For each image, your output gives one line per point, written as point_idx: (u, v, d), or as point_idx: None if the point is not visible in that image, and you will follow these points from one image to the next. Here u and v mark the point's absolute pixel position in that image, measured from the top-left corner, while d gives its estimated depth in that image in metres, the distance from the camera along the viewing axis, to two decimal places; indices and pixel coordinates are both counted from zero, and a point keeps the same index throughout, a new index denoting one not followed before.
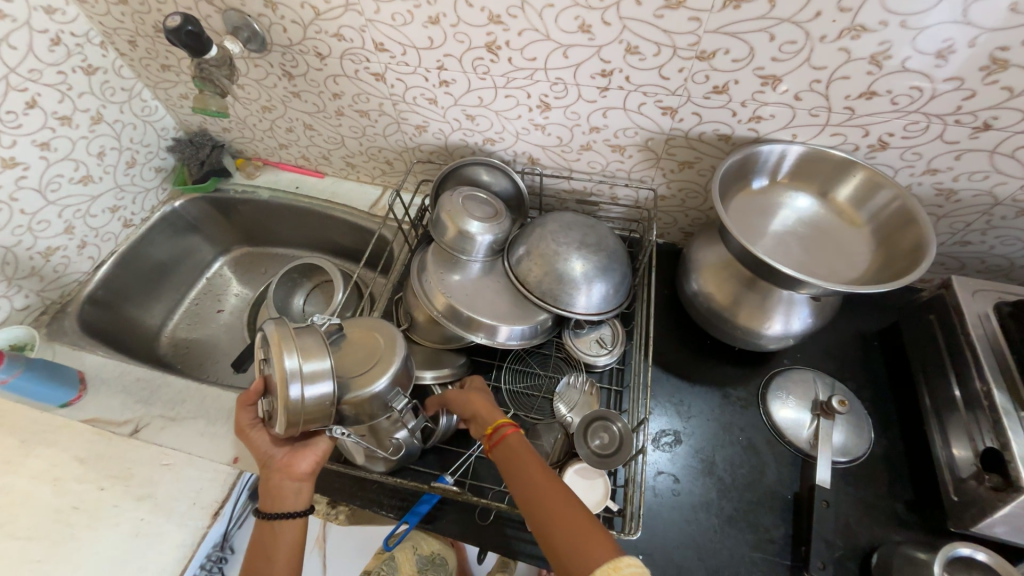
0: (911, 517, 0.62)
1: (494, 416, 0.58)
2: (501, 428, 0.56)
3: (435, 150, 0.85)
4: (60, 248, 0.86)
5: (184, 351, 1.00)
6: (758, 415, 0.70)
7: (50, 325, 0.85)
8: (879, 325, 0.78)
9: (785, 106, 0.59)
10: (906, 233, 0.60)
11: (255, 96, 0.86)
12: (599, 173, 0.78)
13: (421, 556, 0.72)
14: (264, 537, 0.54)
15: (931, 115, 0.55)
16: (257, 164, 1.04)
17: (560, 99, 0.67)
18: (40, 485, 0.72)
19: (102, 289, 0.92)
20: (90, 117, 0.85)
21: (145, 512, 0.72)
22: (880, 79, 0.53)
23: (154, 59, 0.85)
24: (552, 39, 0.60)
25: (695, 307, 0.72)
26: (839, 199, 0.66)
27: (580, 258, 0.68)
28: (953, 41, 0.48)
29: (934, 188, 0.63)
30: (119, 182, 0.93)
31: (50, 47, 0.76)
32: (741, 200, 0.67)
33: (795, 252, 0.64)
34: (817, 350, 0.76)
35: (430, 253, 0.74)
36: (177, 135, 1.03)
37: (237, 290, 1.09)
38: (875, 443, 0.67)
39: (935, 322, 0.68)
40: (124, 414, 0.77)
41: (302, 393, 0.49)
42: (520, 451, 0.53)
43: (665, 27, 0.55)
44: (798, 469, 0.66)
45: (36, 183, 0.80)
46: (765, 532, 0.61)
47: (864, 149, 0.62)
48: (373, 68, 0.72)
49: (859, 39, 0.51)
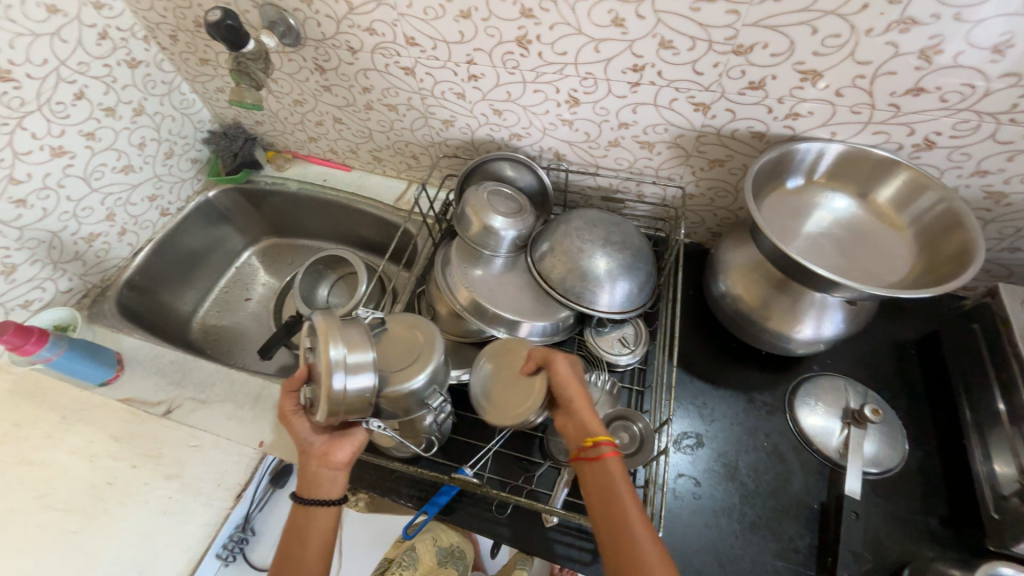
0: (946, 534, 0.59)
1: (594, 427, 0.53)
2: (603, 445, 0.51)
3: (461, 145, 0.85)
4: (102, 235, 0.90)
5: (214, 337, 1.03)
6: (785, 421, 0.68)
7: (91, 308, 0.89)
8: (916, 333, 0.75)
9: (825, 102, 0.57)
10: (952, 237, 0.57)
11: (288, 90, 0.88)
12: (626, 170, 0.77)
13: (441, 547, 0.72)
14: (298, 520, 0.56)
15: (983, 114, 0.52)
16: (287, 157, 1.07)
17: (589, 94, 0.66)
18: (77, 460, 0.75)
19: (140, 275, 0.96)
20: (133, 109, 0.88)
21: (173, 491, 0.74)
22: (929, 75, 0.51)
23: (194, 53, 0.88)
24: (583, 34, 0.59)
25: (721, 309, 0.71)
26: (880, 200, 0.63)
27: (604, 257, 0.67)
28: (1011, 35, 0.46)
29: (983, 190, 0.60)
30: (158, 172, 0.96)
31: (98, 41, 0.79)
32: (774, 199, 0.65)
33: (831, 255, 0.62)
34: (849, 357, 0.73)
35: (454, 247, 0.74)
36: (213, 128, 1.06)
37: (264, 280, 1.12)
38: (909, 456, 0.65)
39: (979, 332, 0.65)
40: (158, 395, 0.81)
41: (345, 384, 0.49)
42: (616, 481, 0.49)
43: (702, 20, 0.53)
44: (826, 479, 0.64)
45: (82, 172, 0.83)
46: (789, 541, 0.60)
47: (908, 149, 0.59)
48: (404, 62, 0.73)
49: (908, 33, 0.48)
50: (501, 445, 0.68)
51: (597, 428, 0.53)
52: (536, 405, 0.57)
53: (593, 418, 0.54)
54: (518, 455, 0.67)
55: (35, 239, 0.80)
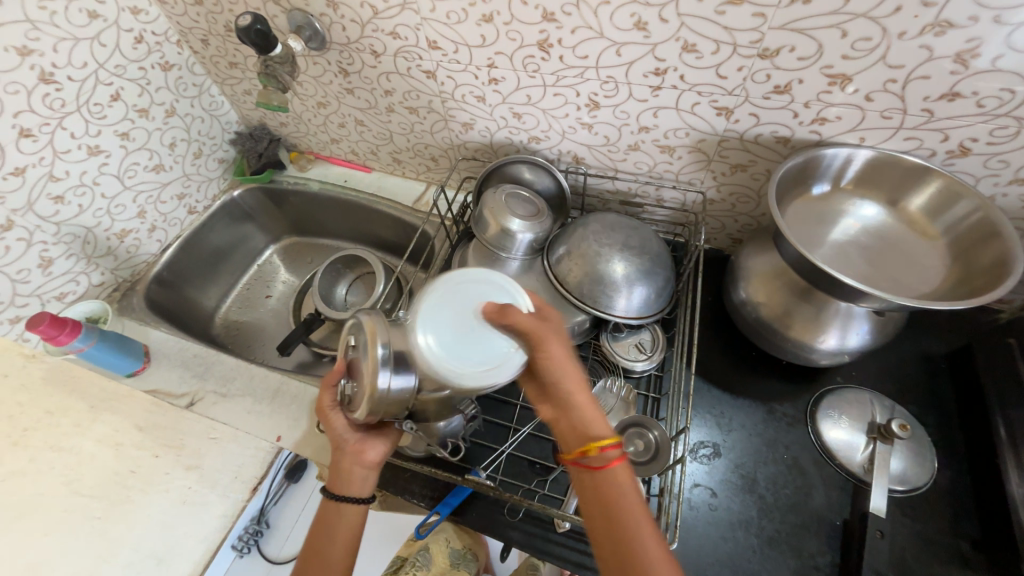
0: (977, 557, 0.57)
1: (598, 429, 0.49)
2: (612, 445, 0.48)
3: (480, 147, 0.86)
4: (133, 231, 0.93)
5: (235, 332, 1.06)
6: (806, 434, 0.66)
7: (121, 301, 0.92)
8: (947, 346, 0.72)
9: (853, 107, 0.56)
10: (986, 246, 0.55)
11: (312, 93, 0.90)
12: (646, 175, 0.76)
13: (454, 549, 0.73)
14: (328, 516, 0.57)
15: (1023, 120, 0.50)
16: (310, 158, 1.09)
17: (609, 97, 0.66)
18: (104, 448, 0.78)
19: (167, 270, 0.99)
20: (165, 110, 0.92)
21: (192, 481, 0.76)
22: (964, 79, 0.49)
23: (224, 57, 0.91)
24: (605, 37, 0.59)
25: (742, 316, 0.69)
26: (910, 208, 0.61)
27: (623, 261, 0.66)
28: None
29: (1022, 199, 0.58)
30: (186, 171, 0.99)
31: (134, 45, 0.83)
32: (799, 206, 0.63)
33: (858, 264, 0.60)
34: (875, 369, 0.71)
35: (471, 248, 0.75)
36: (239, 129, 1.09)
37: (285, 277, 1.15)
38: (938, 474, 0.62)
39: (1015, 347, 0.62)
40: (182, 387, 0.83)
41: (390, 384, 0.50)
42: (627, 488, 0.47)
43: (726, 23, 0.53)
44: (849, 494, 0.62)
45: (116, 170, 0.87)
46: (809, 558, 0.58)
47: (942, 155, 0.57)
48: (425, 66, 0.74)
49: (943, 36, 0.47)
50: (514, 448, 0.68)
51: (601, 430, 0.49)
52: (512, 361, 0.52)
53: (598, 414, 0.51)
54: (532, 459, 0.67)
55: (71, 234, 0.84)
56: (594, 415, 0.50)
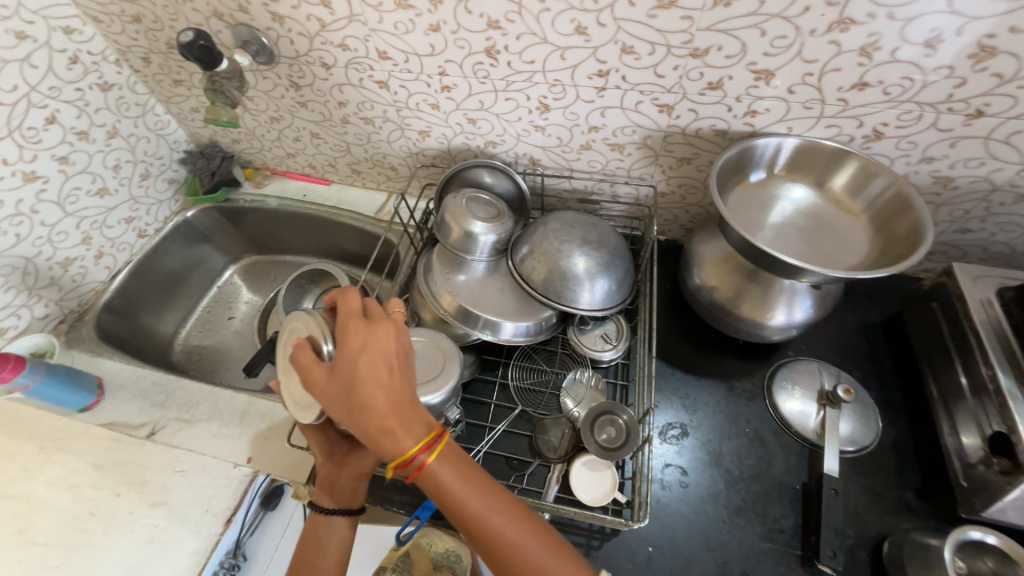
0: (922, 506, 0.62)
1: (392, 451, 0.46)
2: (414, 458, 0.46)
3: (438, 154, 0.87)
4: (78, 258, 0.89)
5: (197, 358, 1.02)
6: (764, 407, 0.70)
7: (68, 333, 0.88)
8: (882, 315, 0.78)
9: (779, 100, 0.60)
10: (902, 218, 0.61)
11: (263, 108, 0.89)
12: (600, 172, 0.80)
13: (436, 552, 0.66)
14: (317, 529, 0.57)
15: (923, 104, 0.56)
16: (266, 174, 1.07)
17: (558, 100, 0.69)
18: (58, 491, 0.73)
19: (118, 297, 0.95)
20: (107, 131, 0.88)
21: (159, 519, 0.72)
22: (871, 70, 0.54)
23: (167, 75, 0.88)
24: (549, 42, 0.62)
25: (698, 301, 0.73)
26: (835, 188, 0.67)
27: (582, 255, 0.69)
28: (940, 31, 0.50)
29: (932, 176, 0.64)
30: (134, 194, 0.96)
31: (69, 66, 0.79)
32: (739, 193, 0.68)
33: (796, 243, 0.65)
34: (822, 341, 0.76)
35: (435, 254, 0.76)
36: (189, 148, 1.06)
37: (247, 297, 1.12)
38: (883, 433, 0.67)
39: (938, 310, 0.68)
40: (140, 418, 0.80)
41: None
42: (453, 483, 0.47)
43: (659, 26, 0.56)
44: (806, 459, 0.66)
45: (56, 196, 0.83)
46: (774, 523, 0.61)
47: (860, 140, 0.63)
48: (377, 76, 0.75)
49: (848, 32, 0.52)
50: (491, 447, 0.69)
51: (397, 450, 0.46)
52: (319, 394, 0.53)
53: (388, 435, 0.46)
54: (509, 455, 0.68)
55: (9, 266, 0.79)
56: (383, 437, 0.46)
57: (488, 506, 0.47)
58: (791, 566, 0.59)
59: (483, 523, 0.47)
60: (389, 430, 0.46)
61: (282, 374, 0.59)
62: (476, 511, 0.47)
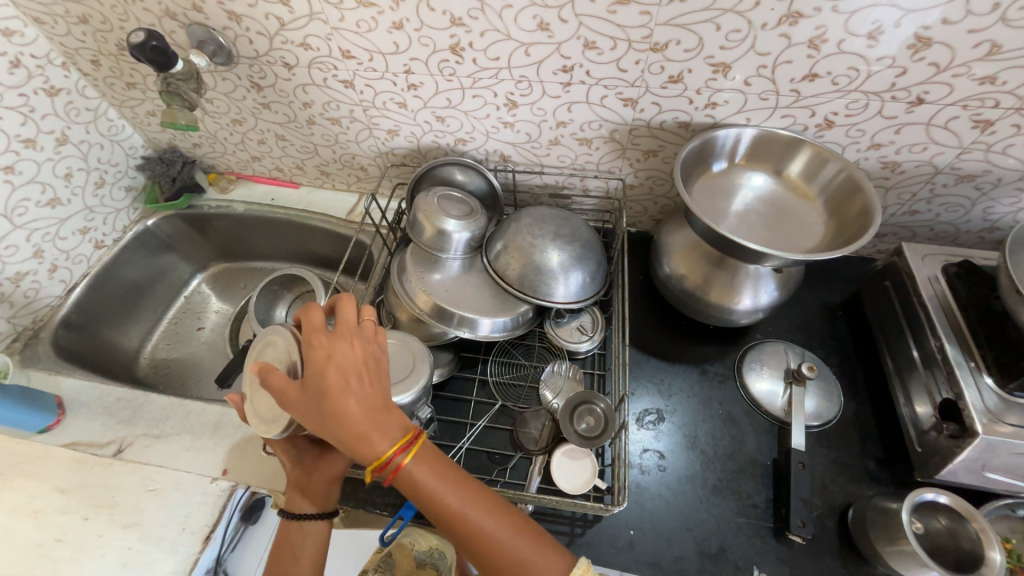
0: (883, 473, 0.65)
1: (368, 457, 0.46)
2: (391, 460, 0.46)
3: (408, 153, 0.86)
4: (30, 273, 0.85)
5: (165, 371, 0.99)
6: (735, 389, 0.73)
7: (23, 352, 0.83)
8: (842, 295, 0.82)
9: (737, 92, 0.62)
10: (854, 202, 0.64)
11: (224, 110, 0.86)
12: (570, 167, 0.81)
13: (421, 551, 0.67)
14: (290, 535, 0.56)
15: (869, 93, 0.59)
16: (231, 178, 1.04)
17: (525, 96, 0.69)
18: (19, 518, 0.70)
19: (77, 312, 0.91)
20: (56, 138, 0.84)
21: (132, 540, 0.69)
22: (820, 61, 0.57)
23: (119, 78, 0.85)
24: (513, 38, 0.62)
25: (668, 289, 0.75)
26: (792, 176, 0.69)
27: (555, 249, 0.70)
28: (881, 23, 0.52)
29: (880, 161, 0.68)
30: (88, 203, 0.91)
31: (10, 70, 0.75)
32: (703, 182, 0.70)
33: (757, 230, 0.67)
34: (787, 323, 0.79)
35: (409, 254, 0.75)
36: (146, 154, 1.02)
37: (217, 306, 1.09)
38: (845, 407, 0.71)
39: (891, 288, 0.72)
40: (107, 435, 0.77)
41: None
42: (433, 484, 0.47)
43: (619, 22, 0.58)
44: (776, 436, 0.69)
45: (3, 209, 0.78)
46: (748, 498, 0.64)
47: (813, 129, 0.66)
48: (341, 75, 0.74)
49: (797, 25, 0.54)
50: (472, 443, 0.69)
51: (373, 454, 0.46)
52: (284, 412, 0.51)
53: (364, 441, 0.46)
54: (490, 450, 0.68)
55: None
56: (359, 444, 0.46)
57: (468, 504, 0.47)
58: (765, 539, 0.61)
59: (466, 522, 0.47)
60: (368, 433, 0.46)
61: (249, 389, 0.57)
62: (458, 511, 0.47)
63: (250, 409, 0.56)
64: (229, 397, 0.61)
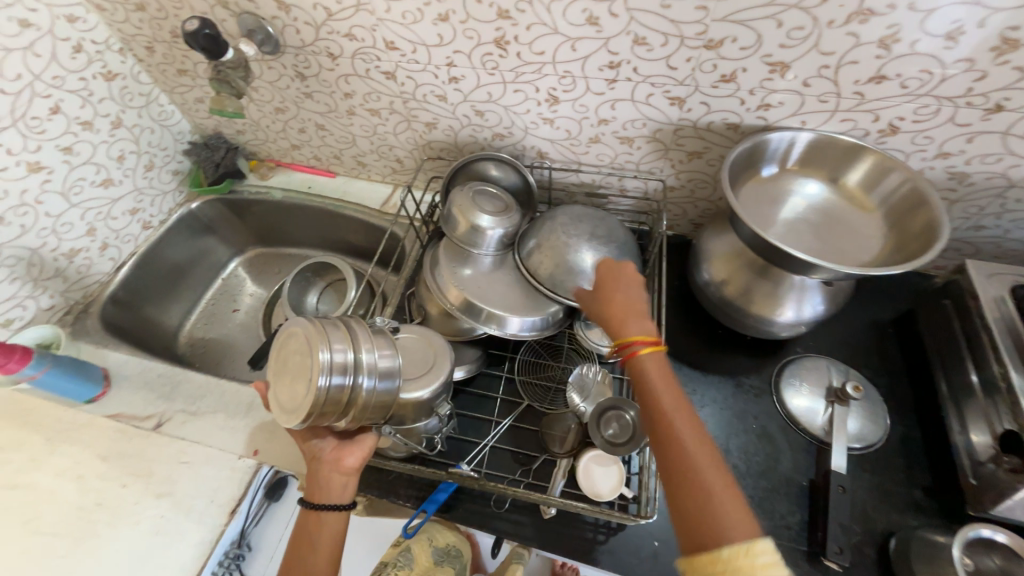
0: (929, 503, 0.61)
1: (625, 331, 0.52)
2: (635, 344, 0.50)
3: (445, 147, 0.86)
4: (83, 250, 0.89)
5: (202, 350, 1.02)
6: (772, 403, 0.70)
7: (74, 325, 0.88)
8: (892, 312, 0.78)
9: (794, 93, 0.59)
10: (917, 215, 0.60)
11: (269, 98, 0.88)
12: (608, 166, 0.79)
13: (437, 548, 0.68)
14: (308, 527, 0.56)
15: (942, 98, 0.55)
16: (271, 166, 1.06)
17: (568, 92, 0.68)
18: (65, 481, 0.74)
19: (123, 289, 0.95)
20: (111, 121, 0.87)
21: (165, 510, 0.72)
22: (889, 62, 0.53)
23: (172, 64, 0.87)
24: (560, 33, 0.60)
25: (706, 296, 0.73)
26: (849, 184, 0.66)
27: (590, 250, 0.68)
28: (962, 23, 0.49)
29: (946, 172, 0.63)
30: (138, 185, 0.95)
31: (73, 55, 0.79)
32: (751, 187, 0.67)
33: (807, 239, 0.64)
34: (831, 339, 0.76)
35: (442, 248, 0.75)
36: (193, 139, 1.05)
37: (252, 290, 1.12)
38: (891, 430, 0.67)
39: (950, 307, 0.68)
40: (148, 409, 0.80)
41: (329, 384, 0.48)
42: (674, 400, 0.45)
43: (673, 17, 0.55)
44: (814, 456, 0.65)
45: (60, 187, 0.82)
46: (780, 518, 0.61)
47: (874, 134, 0.62)
48: (384, 66, 0.74)
49: (867, 23, 0.51)
50: (497, 441, 0.69)
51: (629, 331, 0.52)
52: (307, 399, 0.48)
53: (628, 322, 0.53)
54: (515, 449, 0.68)
55: (14, 257, 0.79)
56: (623, 324, 0.53)
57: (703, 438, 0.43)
58: (796, 562, 0.59)
59: (694, 446, 0.42)
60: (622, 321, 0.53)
61: (271, 375, 0.54)
62: (687, 436, 0.43)
63: (272, 397, 0.53)
64: (256, 385, 0.60)
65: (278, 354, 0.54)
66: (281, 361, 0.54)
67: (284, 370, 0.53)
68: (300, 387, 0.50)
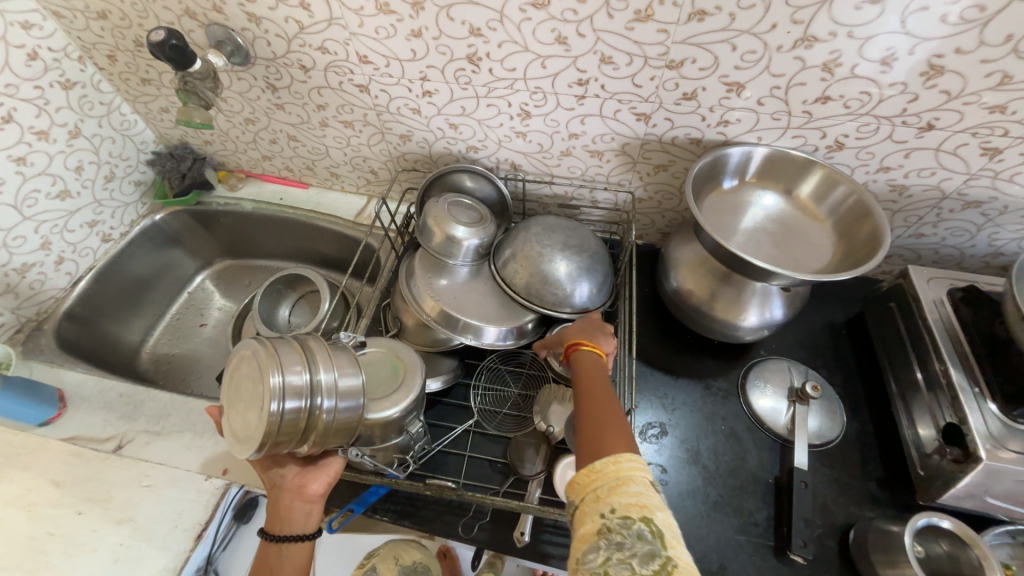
0: (883, 495, 0.65)
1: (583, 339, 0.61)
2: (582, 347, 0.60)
3: (420, 159, 0.87)
4: (37, 264, 0.85)
5: (166, 367, 0.98)
6: (739, 405, 0.73)
7: (26, 344, 0.83)
8: (846, 315, 0.83)
9: (750, 110, 0.63)
10: (863, 224, 0.65)
11: (238, 109, 0.87)
12: (580, 178, 0.81)
13: (403, 566, 0.69)
14: (270, 557, 0.54)
15: (881, 118, 0.60)
16: (240, 177, 1.04)
17: (539, 107, 0.70)
18: (14, 511, 0.69)
19: (80, 305, 0.91)
20: (68, 131, 0.84)
21: (125, 536, 0.69)
22: (833, 84, 0.58)
23: (134, 73, 0.85)
24: (530, 50, 0.63)
25: (675, 303, 0.75)
26: (802, 196, 0.70)
27: (563, 259, 0.70)
28: (895, 50, 0.53)
29: (888, 184, 0.68)
30: (98, 196, 0.92)
31: (27, 62, 0.76)
32: (713, 199, 0.71)
33: (765, 247, 0.68)
34: (791, 341, 0.80)
35: (417, 258, 0.75)
36: (157, 149, 1.02)
37: (220, 303, 1.08)
38: (847, 427, 0.71)
39: (896, 310, 0.73)
40: (106, 431, 0.77)
41: (282, 409, 0.47)
42: (595, 373, 0.56)
43: (636, 38, 0.58)
44: (778, 454, 0.69)
45: (12, 199, 0.79)
46: (749, 515, 0.64)
47: (823, 150, 0.66)
48: (357, 80, 0.74)
49: (812, 49, 0.55)
50: (473, 451, 0.69)
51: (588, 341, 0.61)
52: (260, 425, 0.47)
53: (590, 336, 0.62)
54: (493, 458, 0.68)
55: None
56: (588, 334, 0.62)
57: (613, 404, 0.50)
58: (765, 557, 0.61)
59: (599, 400, 0.51)
60: (575, 331, 0.64)
61: (226, 402, 0.53)
62: (602, 397, 0.51)
63: (227, 425, 0.52)
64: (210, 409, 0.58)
65: (231, 380, 0.53)
66: (234, 388, 0.53)
67: (237, 397, 0.52)
68: (254, 413, 0.49)
